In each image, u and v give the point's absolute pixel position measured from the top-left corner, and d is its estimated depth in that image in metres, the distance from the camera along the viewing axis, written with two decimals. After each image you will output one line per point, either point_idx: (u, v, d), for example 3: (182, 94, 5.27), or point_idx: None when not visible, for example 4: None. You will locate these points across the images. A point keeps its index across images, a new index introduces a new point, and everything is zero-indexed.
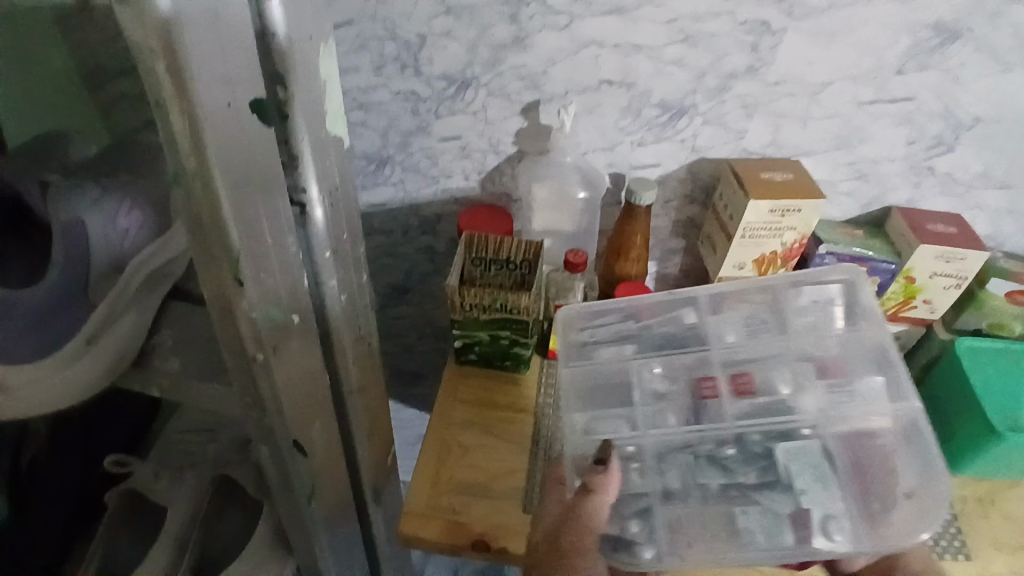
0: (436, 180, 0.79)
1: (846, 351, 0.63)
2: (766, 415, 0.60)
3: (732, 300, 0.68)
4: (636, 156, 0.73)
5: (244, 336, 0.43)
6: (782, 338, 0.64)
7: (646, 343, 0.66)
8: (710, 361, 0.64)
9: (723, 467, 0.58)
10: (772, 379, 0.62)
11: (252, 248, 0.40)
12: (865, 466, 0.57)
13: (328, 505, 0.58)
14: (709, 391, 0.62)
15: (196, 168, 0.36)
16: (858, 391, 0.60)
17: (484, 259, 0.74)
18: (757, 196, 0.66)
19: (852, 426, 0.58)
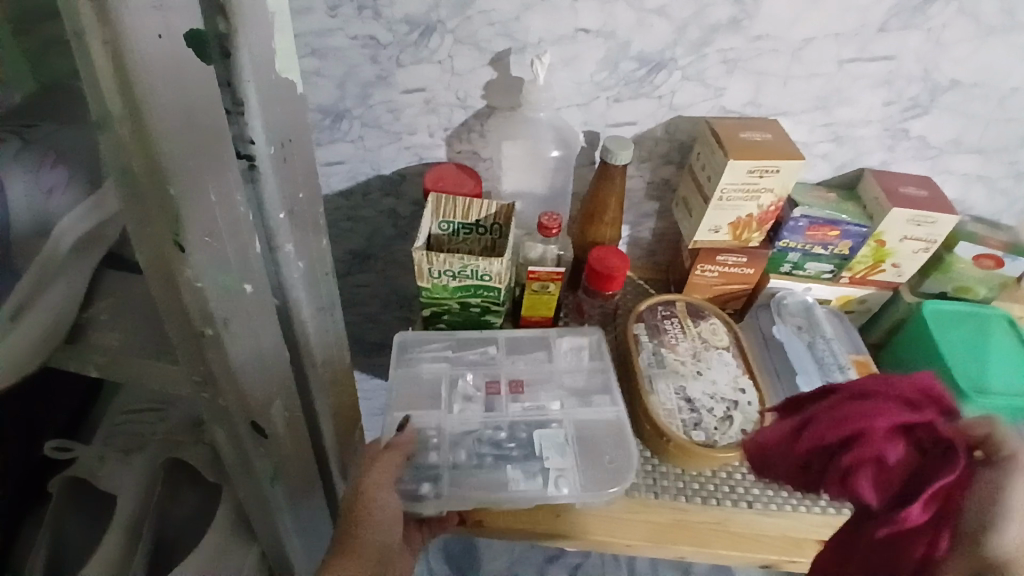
0: (399, 137, 0.73)
1: (588, 376, 0.71)
2: (527, 413, 0.68)
3: (518, 345, 0.74)
4: (612, 113, 0.69)
5: (189, 307, 0.38)
6: (549, 366, 0.72)
7: (460, 362, 0.72)
8: (501, 372, 0.71)
9: (496, 445, 0.65)
10: (542, 398, 0.69)
11: (195, 205, 0.35)
12: (595, 441, 0.66)
13: (293, 485, 0.54)
14: (492, 390, 0.70)
15: (125, 110, 0.30)
16: (595, 399, 0.69)
17: (452, 223, 0.71)
18: (736, 156, 0.64)
19: (587, 418, 0.68)
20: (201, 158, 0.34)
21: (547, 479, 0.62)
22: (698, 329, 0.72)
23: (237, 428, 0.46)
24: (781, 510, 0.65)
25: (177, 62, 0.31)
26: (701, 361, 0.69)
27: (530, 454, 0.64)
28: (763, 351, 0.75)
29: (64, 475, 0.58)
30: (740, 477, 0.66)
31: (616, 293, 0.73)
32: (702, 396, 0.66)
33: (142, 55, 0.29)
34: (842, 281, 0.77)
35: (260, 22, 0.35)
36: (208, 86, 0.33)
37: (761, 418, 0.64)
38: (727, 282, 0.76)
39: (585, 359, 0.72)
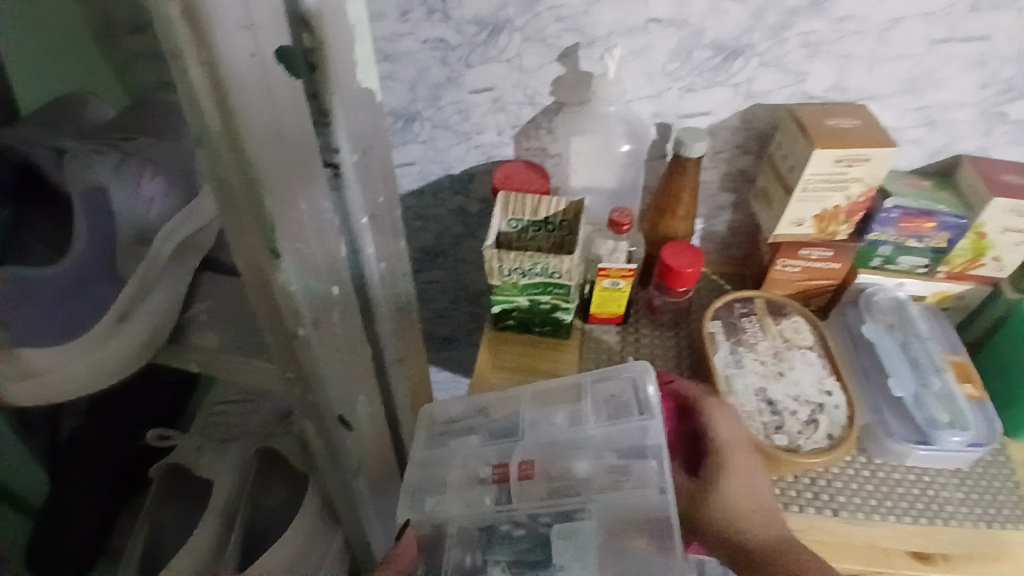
0: (468, 137, 0.74)
1: (630, 440, 0.53)
2: (550, 497, 0.51)
3: (545, 397, 0.59)
4: (685, 104, 0.67)
5: (283, 312, 0.40)
6: (588, 427, 0.55)
7: (488, 435, 0.58)
8: (518, 450, 0.55)
9: (511, 547, 0.50)
10: (571, 465, 0.52)
11: (286, 213, 0.37)
12: (624, 538, 0.48)
13: (373, 475, 0.57)
14: (501, 477, 0.54)
15: (221, 124, 0.32)
16: (634, 472, 0.50)
17: (522, 220, 0.70)
18: (822, 144, 0.61)
19: (619, 505, 0.49)
20: (290, 168, 0.36)
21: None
22: (779, 327, 0.69)
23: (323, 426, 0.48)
24: (867, 519, 0.62)
25: (267, 78, 0.32)
26: (782, 361, 0.66)
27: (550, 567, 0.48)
28: (850, 351, 0.71)
29: (165, 463, 0.63)
30: (824, 484, 0.64)
31: (689, 290, 0.71)
32: (784, 398, 0.63)
33: (236, 71, 0.30)
34: (938, 276, 0.71)
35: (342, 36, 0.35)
36: (293, 98, 0.35)
37: (848, 423, 0.62)
38: (810, 277, 0.72)
39: (631, 414, 0.54)
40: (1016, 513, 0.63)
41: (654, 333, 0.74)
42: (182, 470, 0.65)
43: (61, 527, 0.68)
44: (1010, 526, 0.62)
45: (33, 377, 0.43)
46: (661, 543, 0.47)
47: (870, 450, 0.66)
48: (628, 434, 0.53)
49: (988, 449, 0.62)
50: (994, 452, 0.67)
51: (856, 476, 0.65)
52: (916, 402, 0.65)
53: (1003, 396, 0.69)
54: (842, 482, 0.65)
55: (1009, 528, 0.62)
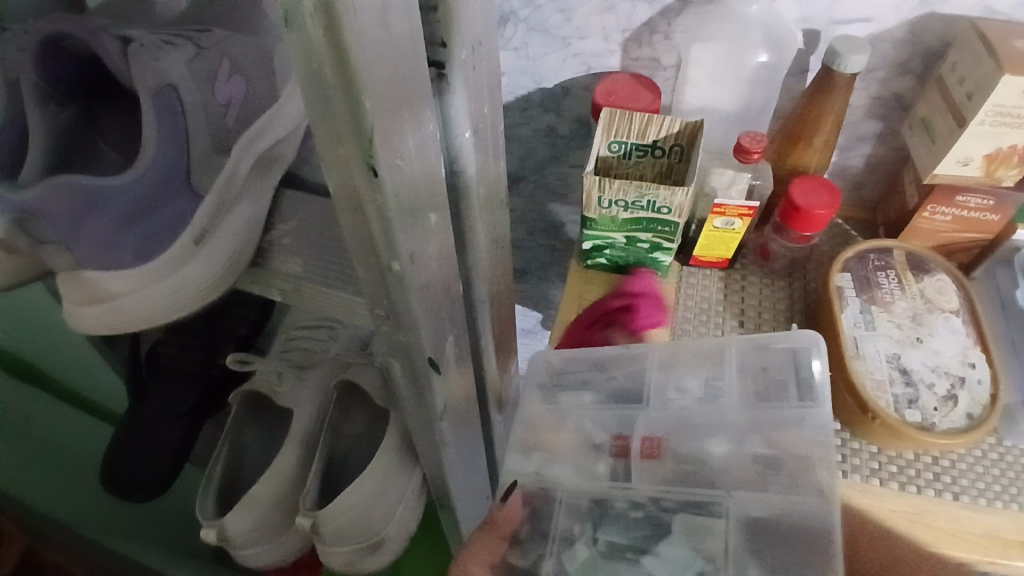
0: (567, 43, 0.64)
1: (785, 426, 0.51)
2: (682, 483, 0.53)
3: (678, 358, 0.57)
4: (842, 6, 0.54)
5: (378, 239, 0.34)
6: (738, 405, 0.54)
7: (607, 395, 0.59)
8: (641, 425, 0.56)
9: (626, 528, 0.52)
10: (703, 446, 0.53)
11: (388, 121, 0.30)
12: (762, 533, 0.49)
13: (458, 417, 0.53)
14: (620, 450, 0.55)
15: (318, 4, 0.25)
16: (786, 467, 0.50)
17: (625, 144, 0.62)
18: (1011, 69, 0.48)
19: (765, 504, 0.50)
20: (395, 65, 0.29)
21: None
22: (920, 286, 0.59)
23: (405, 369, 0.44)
24: (991, 506, 0.53)
25: None
26: (921, 325, 0.57)
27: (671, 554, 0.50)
28: (998, 319, 0.61)
29: (240, 391, 0.60)
30: (953, 466, 0.55)
31: (815, 235, 0.62)
32: (921, 368, 0.55)
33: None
34: None
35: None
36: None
37: (993, 402, 0.53)
38: (961, 228, 0.61)
39: (791, 398, 0.52)
40: None
41: (762, 283, 0.66)
42: (262, 398, 0.64)
43: (141, 438, 0.68)
44: None
45: (109, 300, 0.41)
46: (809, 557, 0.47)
47: (1001, 430, 0.57)
48: (784, 420, 0.52)
49: None
50: None
51: (989, 460, 0.56)
52: None
53: None
54: (969, 465, 0.55)
55: None
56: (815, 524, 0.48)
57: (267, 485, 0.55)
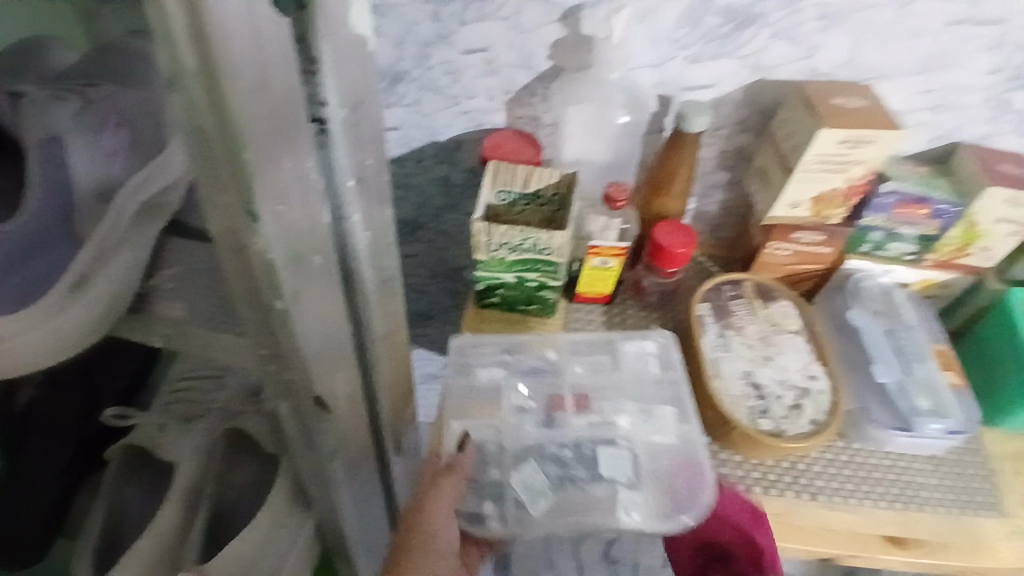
0: (456, 101, 0.70)
1: (650, 391, 0.64)
2: (596, 428, 0.62)
3: (572, 344, 0.67)
4: (689, 75, 0.63)
5: (260, 281, 0.37)
6: (616, 378, 0.65)
7: (517, 369, 0.66)
8: (563, 385, 0.64)
9: (562, 464, 0.59)
10: (604, 407, 0.63)
11: (268, 173, 0.33)
12: (656, 470, 0.60)
13: (351, 455, 0.54)
14: (557, 406, 0.63)
15: (200, 69, 0.28)
16: (657, 418, 0.62)
17: (511, 193, 0.67)
18: (828, 124, 0.56)
19: (649, 442, 0.61)
20: (276, 124, 0.32)
21: (616, 500, 0.58)
22: (767, 311, 0.67)
23: (285, 398, 0.46)
24: (850, 504, 0.62)
25: (257, 18, 0.28)
26: (771, 346, 0.65)
27: (599, 474, 0.58)
28: (840, 338, 0.68)
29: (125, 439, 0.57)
30: (805, 468, 0.63)
31: (678, 271, 0.70)
32: (770, 383, 0.62)
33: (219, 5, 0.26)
34: (925, 263, 0.69)
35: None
36: (282, 34, 0.31)
37: (834, 409, 0.61)
38: (800, 261, 0.69)
39: (652, 370, 0.65)
40: (990, 498, 0.64)
41: (640, 313, 0.73)
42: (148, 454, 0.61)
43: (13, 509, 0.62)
44: (983, 513, 0.63)
45: None
46: (687, 476, 0.60)
47: (850, 436, 0.65)
48: (648, 387, 0.64)
49: (965, 436, 0.61)
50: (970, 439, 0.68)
51: (835, 460, 0.64)
52: (900, 390, 0.63)
53: (977, 383, 0.70)
54: (821, 466, 0.64)
55: (983, 515, 0.63)
56: (683, 448, 0.61)
57: (152, 538, 0.53)
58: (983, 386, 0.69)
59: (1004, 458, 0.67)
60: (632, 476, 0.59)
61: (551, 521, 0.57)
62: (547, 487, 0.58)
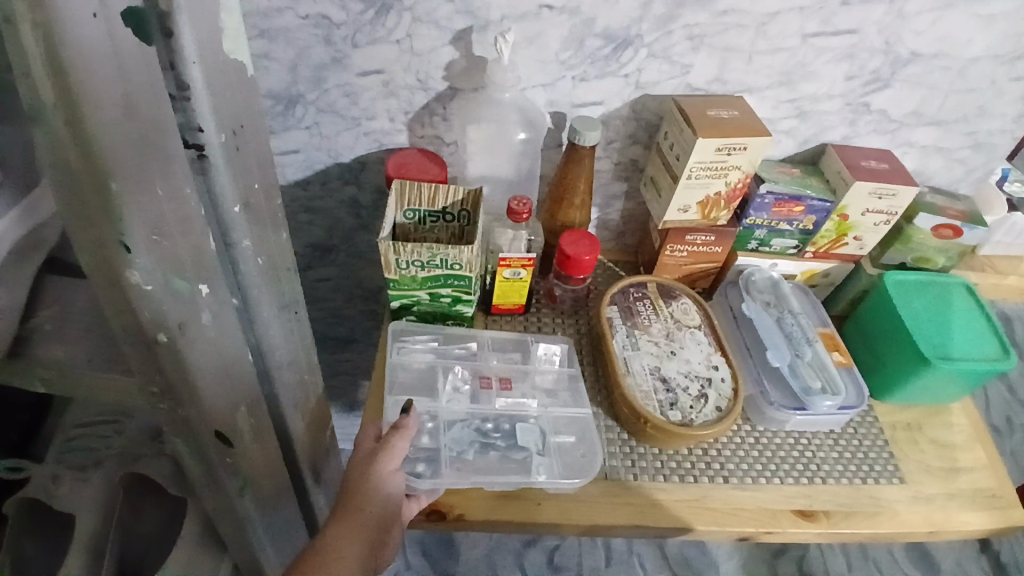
0: (357, 123, 0.71)
1: (550, 379, 0.70)
2: (510, 408, 0.66)
3: (493, 340, 0.73)
4: (578, 93, 0.67)
5: (143, 317, 0.36)
6: (525, 368, 0.70)
7: (448, 355, 0.70)
8: (491, 368, 0.70)
9: (483, 434, 0.64)
10: (518, 393, 0.68)
11: (142, 204, 0.32)
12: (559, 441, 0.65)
13: (263, 496, 0.53)
14: (484, 385, 0.68)
15: (60, 102, 0.27)
16: (561, 398, 0.68)
17: (418, 211, 0.69)
18: (704, 133, 0.61)
19: (553, 419, 0.66)
20: (146, 154, 0.32)
21: (528, 462, 0.62)
22: (670, 309, 0.71)
23: (182, 436, 0.44)
24: (757, 483, 0.65)
25: (116, 44, 0.28)
26: (674, 341, 0.68)
27: (516, 442, 0.63)
28: (734, 329, 0.72)
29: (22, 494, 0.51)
30: (716, 453, 0.66)
31: (587, 278, 0.72)
32: (677, 375, 0.65)
33: (75, 38, 0.26)
34: (806, 256, 0.76)
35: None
36: (144, 63, 0.30)
37: (734, 394, 0.64)
38: (695, 261, 0.75)
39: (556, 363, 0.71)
40: (889, 467, 0.68)
41: (556, 323, 0.75)
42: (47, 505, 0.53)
43: None
44: (884, 480, 0.67)
45: None
46: (579, 447, 0.64)
47: (754, 419, 0.69)
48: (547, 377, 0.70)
49: (857, 410, 0.65)
50: (864, 412, 0.72)
51: (743, 443, 0.67)
52: (792, 371, 0.67)
53: (867, 361, 0.74)
54: (730, 450, 0.67)
55: (884, 482, 0.67)
56: (579, 424, 0.66)
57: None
58: (872, 363, 0.73)
59: (895, 428, 0.72)
60: (542, 444, 0.64)
61: (472, 473, 0.61)
62: (471, 448, 0.63)
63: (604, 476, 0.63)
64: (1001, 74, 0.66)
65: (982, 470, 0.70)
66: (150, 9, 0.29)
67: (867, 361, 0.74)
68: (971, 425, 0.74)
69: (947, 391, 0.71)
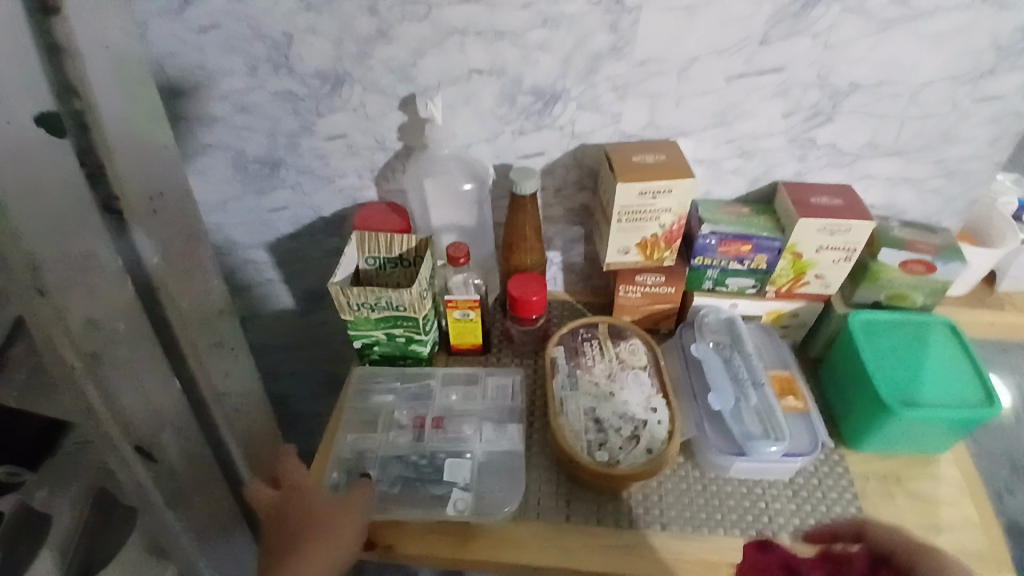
0: (331, 181, 0.79)
1: (494, 412, 0.70)
2: (447, 441, 0.67)
3: (449, 377, 0.74)
4: (520, 145, 0.71)
5: (64, 352, 0.46)
6: (474, 403, 0.70)
7: (406, 395, 0.72)
8: (434, 408, 0.70)
9: (416, 468, 0.65)
10: (462, 427, 0.68)
11: (57, 253, 0.42)
12: (493, 473, 0.65)
13: (192, 511, 0.66)
14: (419, 423, 0.68)
15: None
16: (507, 431, 0.67)
17: (378, 258, 0.75)
18: (624, 177, 0.63)
19: (491, 452, 0.66)
20: (61, 218, 0.42)
21: (449, 496, 0.62)
22: (617, 349, 0.71)
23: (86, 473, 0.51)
24: (700, 533, 0.61)
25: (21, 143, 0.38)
26: (615, 381, 0.68)
27: (443, 477, 0.63)
28: (683, 370, 0.71)
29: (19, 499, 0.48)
30: (657, 499, 0.63)
31: (540, 318, 0.75)
32: (611, 416, 0.64)
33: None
34: (769, 296, 0.73)
35: (118, 92, 0.46)
36: (60, 151, 0.41)
37: (670, 438, 0.62)
38: (650, 302, 0.75)
39: (509, 400, 0.70)
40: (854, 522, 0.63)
41: (514, 360, 0.77)
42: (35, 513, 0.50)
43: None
44: None
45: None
46: (509, 482, 0.64)
47: (705, 465, 0.65)
48: (493, 409, 0.70)
49: (805, 457, 0.61)
50: (833, 463, 0.67)
51: (689, 489, 0.64)
52: (734, 415, 0.64)
53: (840, 408, 0.70)
54: (673, 495, 0.64)
55: None
56: (513, 458, 0.66)
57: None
58: (841, 411, 0.69)
59: (867, 478, 0.66)
60: (468, 480, 0.63)
61: (394, 506, 0.62)
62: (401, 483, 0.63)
63: (536, 515, 0.62)
64: (963, 95, 0.62)
65: (971, 527, 0.63)
66: (65, 110, 0.42)
67: (838, 407, 0.70)
68: (962, 477, 0.67)
69: (928, 438, 0.65)
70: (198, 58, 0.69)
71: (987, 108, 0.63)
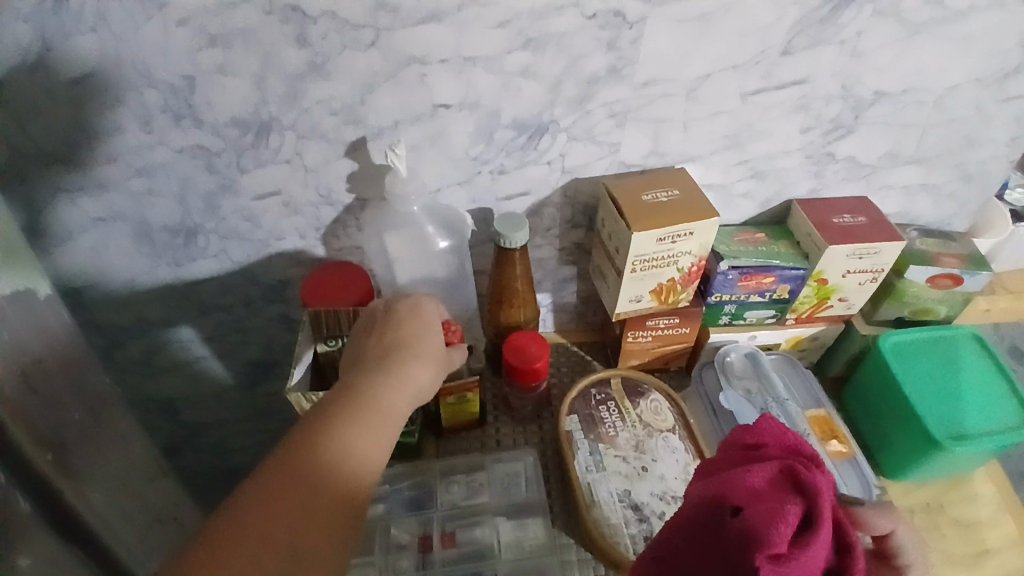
0: (266, 243, 0.64)
1: (511, 509, 0.59)
2: (465, 561, 0.56)
3: (448, 469, 0.62)
4: (500, 186, 0.59)
5: None
6: (484, 498, 0.60)
7: (398, 501, 0.60)
8: (436, 519, 0.58)
9: None
10: (476, 535, 0.57)
11: None
12: None
13: None
14: (425, 545, 0.57)
15: None
16: (529, 532, 0.57)
17: (340, 337, 0.61)
18: (640, 225, 0.52)
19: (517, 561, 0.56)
20: None
21: None
22: (638, 411, 0.62)
23: None
24: None
25: None
26: (644, 453, 0.59)
27: None
28: (712, 423, 0.63)
29: None
30: None
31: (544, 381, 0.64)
32: (650, 499, 0.56)
33: None
34: (789, 323, 0.66)
35: None
36: None
37: None
38: (663, 345, 0.66)
39: (524, 492, 0.60)
40: None
41: (518, 431, 0.65)
42: None
43: None
44: None
45: None
46: None
47: None
48: (507, 505, 0.59)
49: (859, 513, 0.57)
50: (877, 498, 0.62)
51: None
52: None
53: (872, 435, 0.65)
54: None
55: None
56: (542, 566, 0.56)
57: None
58: (878, 440, 0.64)
59: (913, 511, 0.62)
60: None
61: None
62: None
63: None
64: (987, 96, 0.57)
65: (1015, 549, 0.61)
66: None
67: (872, 435, 0.64)
68: (998, 492, 0.63)
69: (967, 465, 0.61)
70: (69, 118, 0.52)
71: (1009, 108, 0.58)
